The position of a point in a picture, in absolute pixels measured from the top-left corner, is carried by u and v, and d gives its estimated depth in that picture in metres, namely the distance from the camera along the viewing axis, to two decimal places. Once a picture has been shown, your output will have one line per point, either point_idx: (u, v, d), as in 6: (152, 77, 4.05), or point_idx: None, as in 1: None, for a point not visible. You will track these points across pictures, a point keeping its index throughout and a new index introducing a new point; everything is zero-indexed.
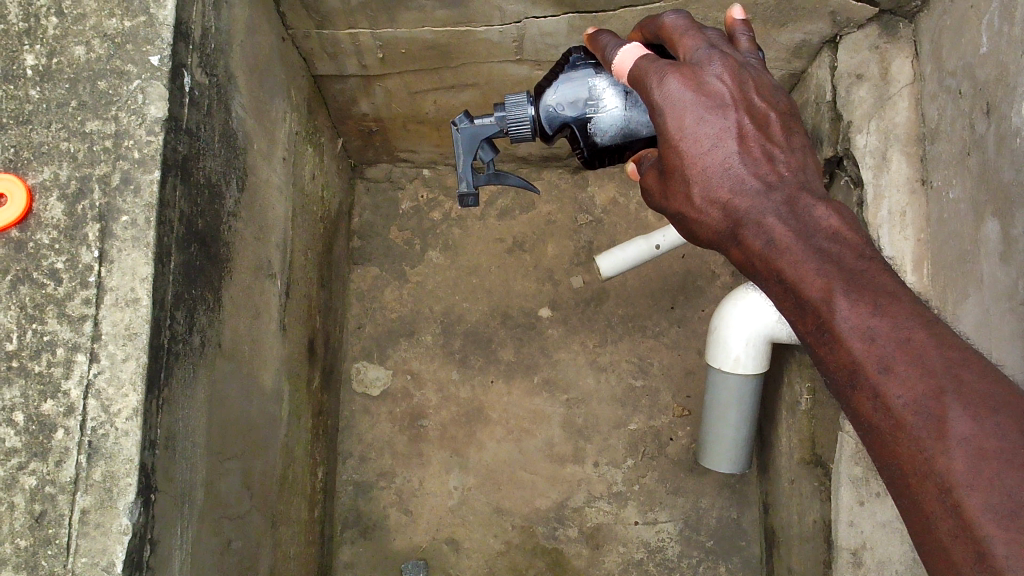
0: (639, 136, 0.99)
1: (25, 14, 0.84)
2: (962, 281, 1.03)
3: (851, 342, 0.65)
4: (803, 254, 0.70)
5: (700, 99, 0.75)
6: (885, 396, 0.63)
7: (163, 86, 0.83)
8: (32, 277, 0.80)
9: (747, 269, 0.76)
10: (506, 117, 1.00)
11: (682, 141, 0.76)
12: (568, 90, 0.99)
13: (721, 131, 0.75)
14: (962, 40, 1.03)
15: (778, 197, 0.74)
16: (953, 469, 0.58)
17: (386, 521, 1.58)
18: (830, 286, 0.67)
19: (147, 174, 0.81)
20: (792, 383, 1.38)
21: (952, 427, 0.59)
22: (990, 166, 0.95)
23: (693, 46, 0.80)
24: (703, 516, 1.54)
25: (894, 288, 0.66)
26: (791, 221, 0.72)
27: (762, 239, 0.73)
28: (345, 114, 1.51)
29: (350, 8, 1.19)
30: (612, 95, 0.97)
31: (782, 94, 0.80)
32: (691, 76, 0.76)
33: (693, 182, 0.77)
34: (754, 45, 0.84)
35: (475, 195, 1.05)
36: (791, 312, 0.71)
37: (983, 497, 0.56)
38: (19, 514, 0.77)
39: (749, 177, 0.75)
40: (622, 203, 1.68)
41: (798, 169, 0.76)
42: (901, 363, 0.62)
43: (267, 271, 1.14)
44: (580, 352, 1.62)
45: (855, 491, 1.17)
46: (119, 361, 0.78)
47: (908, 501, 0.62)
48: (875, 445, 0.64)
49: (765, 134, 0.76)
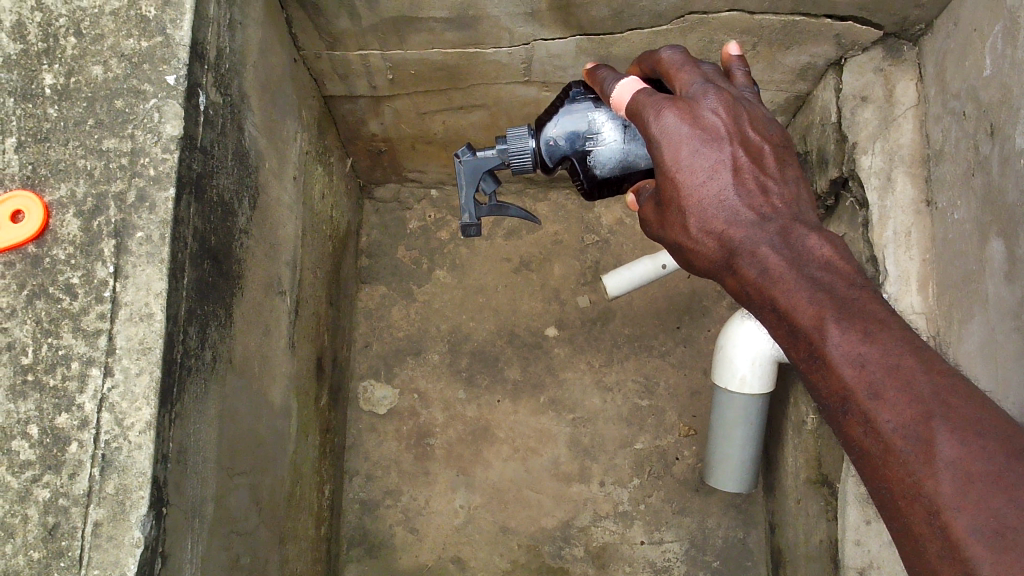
0: (637, 168, 1.00)
1: (44, 34, 0.85)
2: (968, 301, 1.03)
3: (842, 369, 0.65)
4: (795, 282, 0.71)
5: (695, 132, 0.77)
6: (876, 421, 0.63)
7: (178, 105, 0.84)
8: (48, 292, 0.81)
9: (743, 298, 0.77)
10: (508, 149, 1.03)
11: (678, 174, 0.77)
12: (567, 123, 1.01)
13: (716, 164, 0.76)
14: (966, 62, 1.05)
15: (772, 227, 0.75)
16: (941, 492, 0.59)
17: (392, 540, 1.58)
18: (822, 314, 0.68)
19: (163, 192, 0.82)
20: (797, 403, 1.38)
21: (940, 451, 0.60)
22: (994, 186, 0.96)
23: (689, 80, 0.82)
24: (709, 536, 1.54)
25: (884, 315, 0.66)
26: (784, 250, 0.73)
27: (757, 269, 0.74)
28: (355, 134, 1.53)
29: (361, 30, 1.21)
30: (612, 129, 0.99)
31: (776, 127, 0.81)
32: (687, 109, 0.78)
33: (689, 214, 0.78)
34: (749, 79, 0.86)
35: (478, 226, 1.08)
36: (784, 340, 0.72)
37: (969, 518, 0.58)
38: (32, 527, 0.77)
39: (744, 208, 0.76)
40: (629, 223, 1.69)
41: (792, 201, 0.77)
42: (891, 390, 0.63)
43: (277, 288, 1.15)
44: (587, 372, 1.63)
45: (862, 510, 1.17)
46: (133, 375, 0.79)
47: (899, 524, 0.63)
48: (867, 470, 0.65)
49: (759, 166, 0.77)
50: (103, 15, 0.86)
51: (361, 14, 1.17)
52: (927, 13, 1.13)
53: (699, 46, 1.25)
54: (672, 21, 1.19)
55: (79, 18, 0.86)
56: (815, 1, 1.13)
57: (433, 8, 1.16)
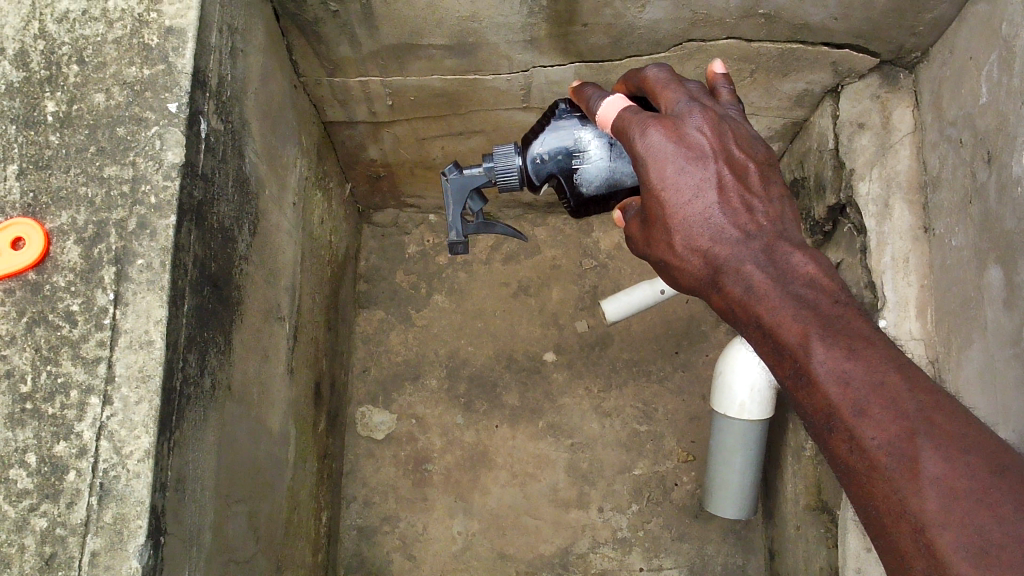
0: (624, 186, 1.01)
1: (46, 62, 0.86)
2: (966, 328, 1.03)
3: (827, 386, 0.66)
4: (781, 299, 0.71)
5: (680, 150, 0.77)
6: (861, 438, 0.64)
7: (180, 133, 0.85)
8: (48, 319, 0.81)
9: (727, 315, 0.77)
10: (494, 167, 1.03)
11: (664, 191, 0.77)
12: (553, 141, 1.02)
13: (702, 182, 0.77)
14: (962, 90, 1.06)
15: (757, 245, 0.75)
16: (925, 508, 0.60)
17: (389, 566, 1.57)
18: (807, 330, 0.68)
19: (163, 220, 0.82)
20: (797, 428, 1.38)
21: (924, 467, 0.60)
22: (992, 213, 0.96)
23: (674, 98, 0.82)
24: (708, 562, 1.54)
25: (868, 332, 0.67)
26: (769, 268, 0.74)
27: (742, 286, 0.74)
28: (354, 160, 1.53)
29: (361, 57, 1.22)
30: (597, 147, 0.99)
31: (761, 144, 0.82)
32: (673, 127, 0.78)
33: (675, 231, 0.78)
34: (734, 97, 0.87)
35: (465, 244, 1.08)
36: (769, 356, 0.73)
37: (954, 535, 0.58)
38: (29, 556, 0.77)
39: (729, 227, 0.76)
40: (627, 248, 1.70)
41: (777, 219, 0.78)
42: (875, 407, 0.63)
43: (276, 314, 1.15)
44: (585, 397, 1.62)
45: (862, 537, 1.16)
46: (132, 403, 0.79)
47: (885, 542, 0.63)
48: (852, 488, 0.65)
49: (744, 184, 0.78)
50: (105, 43, 0.87)
51: (362, 41, 1.18)
52: (923, 41, 1.14)
53: (697, 73, 1.26)
54: (670, 49, 1.20)
55: (82, 46, 0.86)
56: (812, 29, 1.14)
57: (433, 35, 1.17)
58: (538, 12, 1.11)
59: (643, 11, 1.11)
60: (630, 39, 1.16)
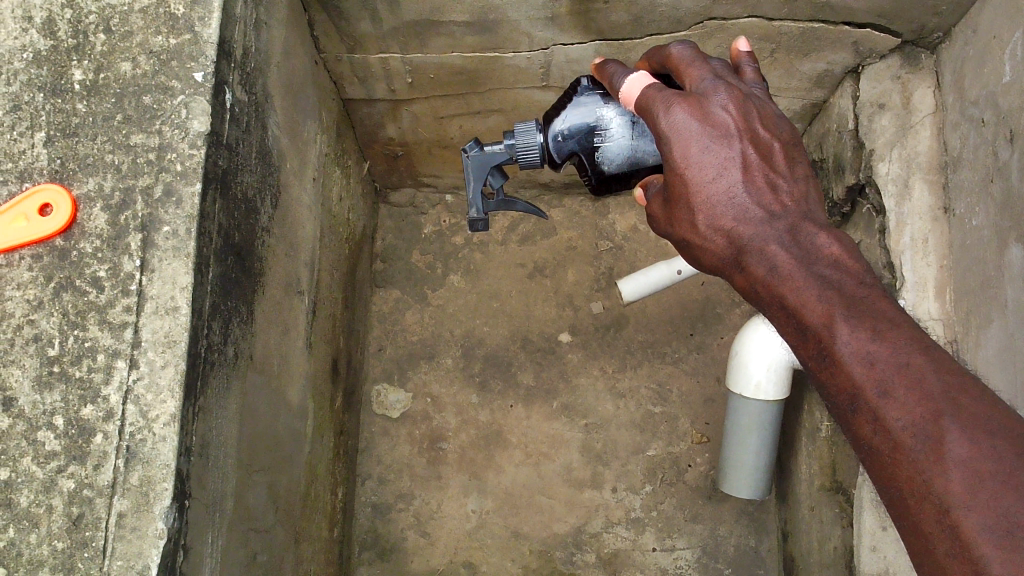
0: (645, 164, 1.01)
1: (74, 31, 0.86)
2: (986, 307, 1.03)
3: (851, 366, 0.66)
4: (805, 281, 0.72)
5: (705, 129, 0.76)
6: (885, 419, 0.64)
7: (205, 102, 0.85)
8: (75, 285, 0.82)
9: (751, 295, 0.77)
10: (515, 145, 1.02)
11: (687, 170, 0.77)
12: (575, 118, 1.01)
13: (726, 162, 0.76)
14: (985, 70, 1.05)
15: (781, 225, 0.75)
16: (950, 490, 0.60)
17: (402, 543, 1.58)
18: (831, 311, 0.68)
19: (189, 187, 0.83)
20: (812, 409, 1.38)
21: (950, 449, 0.60)
22: (1014, 192, 0.96)
23: (699, 76, 0.81)
24: (721, 543, 1.54)
25: (894, 313, 0.67)
26: (793, 249, 0.74)
27: (766, 267, 0.75)
28: (372, 138, 1.54)
29: (382, 33, 1.22)
30: (619, 125, 0.99)
31: (786, 123, 0.81)
32: (696, 104, 0.77)
33: (697, 211, 0.77)
34: (758, 75, 0.86)
35: (485, 220, 1.07)
36: (793, 337, 0.73)
37: (979, 518, 0.58)
38: (57, 517, 0.78)
39: (753, 207, 0.76)
40: (643, 230, 1.70)
41: (801, 199, 0.77)
42: (900, 388, 0.64)
43: (296, 288, 1.16)
44: (600, 378, 1.63)
45: (878, 515, 1.16)
46: (158, 367, 0.79)
47: (908, 522, 0.63)
48: (876, 469, 0.66)
49: (768, 164, 0.77)
50: (132, 12, 0.87)
51: (383, 17, 1.18)
52: (946, 20, 1.14)
53: (717, 52, 1.26)
54: (691, 26, 1.20)
55: (109, 15, 0.87)
56: (834, 8, 1.14)
57: (454, 12, 1.17)
58: None
59: None
60: (652, 17, 1.16)
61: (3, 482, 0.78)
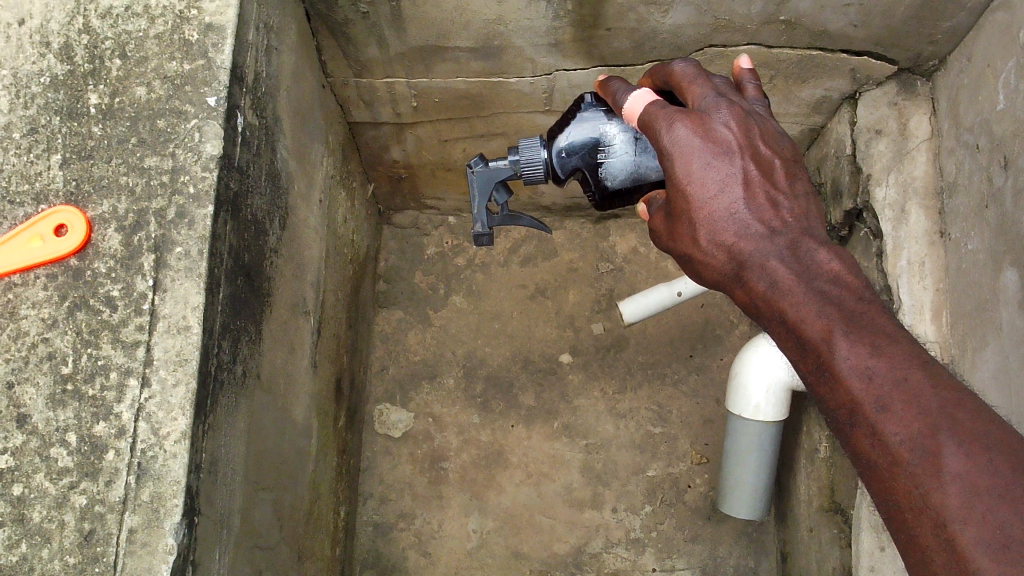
0: (648, 180, 1.02)
1: (90, 56, 0.89)
2: (981, 330, 1.05)
3: (851, 382, 0.67)
4: (805, 296, 0.72)
5: (707, 145, 0.77)
6: (883, 433, 0.65)
7: (218, 126, 0.87)
8: (89, 304, 0.83)
9: (751, 310, 0.78)
10: (520, 160, 1.04)
11: (689, 186, 0.78)
12: (578, 134, 1.03)
13: (727, 178, 0.77)
14: (980, 98, 1.08)
15: (782, 241, 0.76)
16: (947, 503, 0.61)
17: (403, 563, 1.59)
18: (831, 327, 0.70)
19: (201, 209, 0.85)
20: (810, 431, 1.39)
21: (947, 463, 0.62)
22: (1008, 218, 0.98)
23: (702, 93, 0.83)
24: (720, 564, 1.55)
25: (892, 329, 0.69)
26: (793, 265, 0.75)
27: (767, 282, 0.75)
28: (377, 160, 1.56)
29: (388, 59, 1.24)
30: (622, 141, 1.01)
31: (787, 140, 0.82)
32: (699, 121, 0.79)
33: (699, 225, 0.78)
34: (760, 93, 0.88)
35: (490, 235, 1.09)
36: (792, 352, 0.74)
37: (975, 531, 0.59)
38: (69, 532, 0.79)
39: (754, 222, 0.76)
40: (643, 252, 1.72)
41: (802, 215, 0.78)
42: (898, 403, 0.65)
43: (302, 307, 1.17)
44: (600, 399, 1.64)
45: (876, 536, 1.17)
46: (170, 385, 0.81)
47: (905, 536, 0.64)
48: (873, 482, 0.67)
49: (770, 180, 0.78)
50: (147, 38, 0.89)
51: (390, 43, 1.21)
52: (941, 49, 1.16)
53: None
54: (691, 53, 1.22)
55: (125, 41, 0.89)
56: (832, 36, 1.16)
57: (460, 38, 1.19)
58: (564, 15, 1.14)
59: (666, 16, 1.13)
60: (653, 44, 1.19)
61: (16, 497, 0.80)
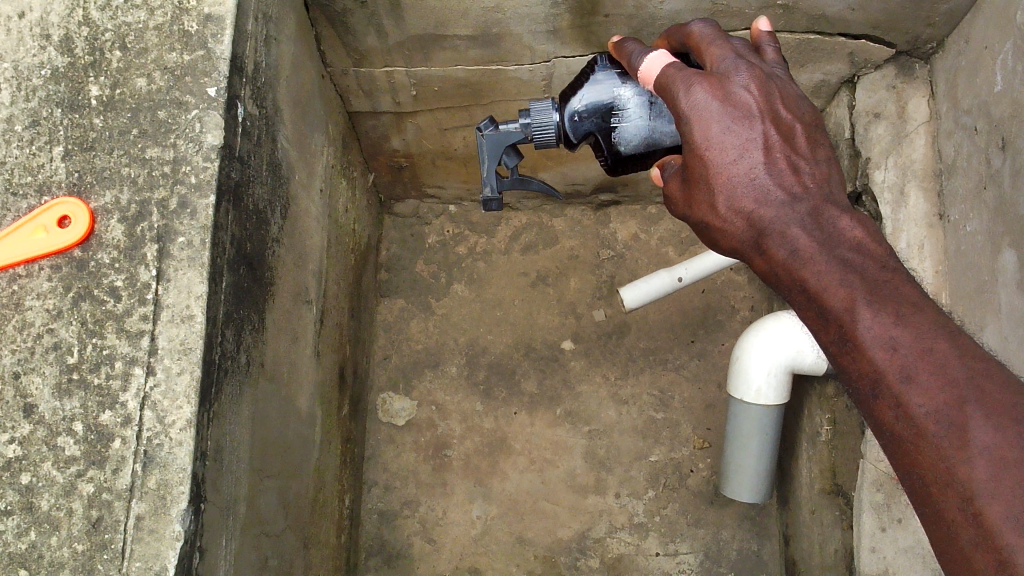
0: (662, 146, 1.00)
1: (90, 48, 0.89)
2: (980, 311, 1.06)
3: (873, 352, 0.65)
4: (827, 265, 0.70)
5: (726, 109, 0.75)
6: (908, 406, 0.63)
7: (219, 116, 0.88)
8: (93, 294, 0.84)
9: (770, 279, 0.75)
10: (531, 124, 1.01)
11: (708, 151, 0.75)
12: (591, 97, 0.99)
13: (747, 142, 0.74)
14: (977, 80, 1.08)
15: (803, 208, 0.73)
16: (974, 477, 0.59)
17: (409, 550, 1.60)
18: (853, 295, 0.67)
19: (203, 199, 0.85)
20: (812, 414, 1.40)
21: (974, 436, 0.60)
22: (1006, 198, 0.99)
23: (720, 55, 0.79)
24: (723, 547, 1.56)
25: (917, 298, 0.66)
26: (815, 232, 0.72)
27: (787, 250, 0.72)
28: (377, 150, 1.56)
29: (387, 47, 1.25)
30: (636, 105, 0.98)
31: (808, 104, 0.79)
32: (718, 84, 0.76)
33: (717, 191, 0.75)
34: (779, 56, 0.83)
35: (498, 200, 1.06)
36: (813, 322, 0.71)
37: (1003, 506, 0.58)
38: (77, 520, 0.80)
39: (774, 188, 0.74)
40: (644, 238, 1.72)
41: (823, 182, 0.75)
42: (923, 374, 0.63)
43: (305, 297, 1.18)
44: (603, 384, 1.65)
45: (877, 517, 1.19)
46: (174, 374, 0.82)
47: (929, 510, 0.63)
48: (897, 455, 0.65)
49: (791, 146, 0.75)
50: (147, 29, 0.90)
51: (388, 33, 1.21)
52: (939, 31, 1.16)
53: None
54: None
55: (125, 32, 0.90)
56: (829, 19, 1.16)
57: (458, 26, 1.19)
58: (562, 2, 1.14)
59: (664, 2, 1.13)
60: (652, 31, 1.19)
61: (24, 486, 0.81)
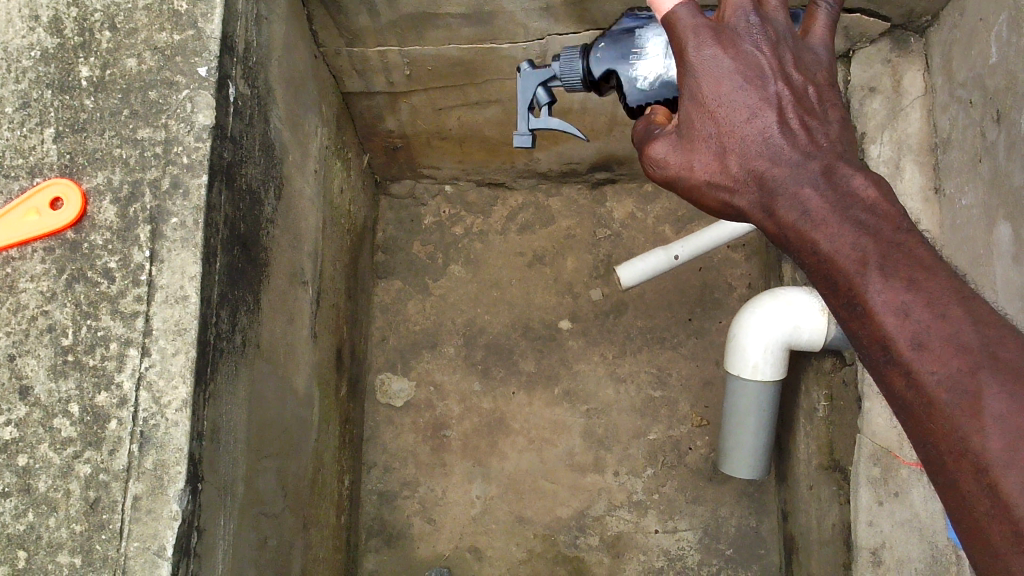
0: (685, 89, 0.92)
1: (79, 28, 0.88)
2: (976, 285, 1.06)
3: (884, 317, 0.62)
4: (841, 227, 0.66)
5: (739, 67, 0.72)
6: (919, 373, 0.61)
7: (210, 96, 0.87)
8: (86, 276, 0.84)
9: (780, 243, 0.72)
10: (558, 63, 0.97)
11: (718, 110, 0.73)
12: (617, 38, 0.95)
13: (759, 102, 0.72)
14: (972, 52, 1.07)
15: (816, 167, 0.70)
16: (989, 447, 0.58)
17: (409, 530, 1.61)
18: (865, 258, 0.64)
19: (196, 179, 0.85)
20: (809, 390, 1.40)
21: (988, 405, 0.58)
22: (1001, 171, 0.99)
23: (737, 3, 0.74)
24: (722, 524, 1.57)
25: (931, 261, 0.63)
26: (827, 193, 0.68)
27: (798, 211, 0.69)
28: (371, 131, 1.56)
29: (379, 26, 1.24)
30: (658, 43, 0.92)
31: (824, 62, 0.76)
32: (731, 41, 0.73)
33: (727, 151, 0.73)
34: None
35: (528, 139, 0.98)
36: (823, 286, 0.68)
37: (1019, 476, 0.56)
38: (75, 501, 0.80)
39: (786, 148, 0.71)
40: (640, 217, 1.71)
41: (837, 142, 0.72)
42: (936, 340, 0.61)
43: (300, 278, 1.18)
44: (600, 363, 1.65)
45: (873, 491, 1.21)
46: (169, 355, 0.82)
47: (945, 480, 0.61)
48: (910, 424, 0.63)
49: (804, 105, 0.73)
50: (136, 9, 0.89)
51: (380, 11, 1.20)
52: (934, 4, 1.16)
53: None
54: None
55: (114, 12, 0.89)
56: None
57: (450, 4, 1.19)
58: None
59: None
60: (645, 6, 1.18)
61: (21, 468, 0.81)
